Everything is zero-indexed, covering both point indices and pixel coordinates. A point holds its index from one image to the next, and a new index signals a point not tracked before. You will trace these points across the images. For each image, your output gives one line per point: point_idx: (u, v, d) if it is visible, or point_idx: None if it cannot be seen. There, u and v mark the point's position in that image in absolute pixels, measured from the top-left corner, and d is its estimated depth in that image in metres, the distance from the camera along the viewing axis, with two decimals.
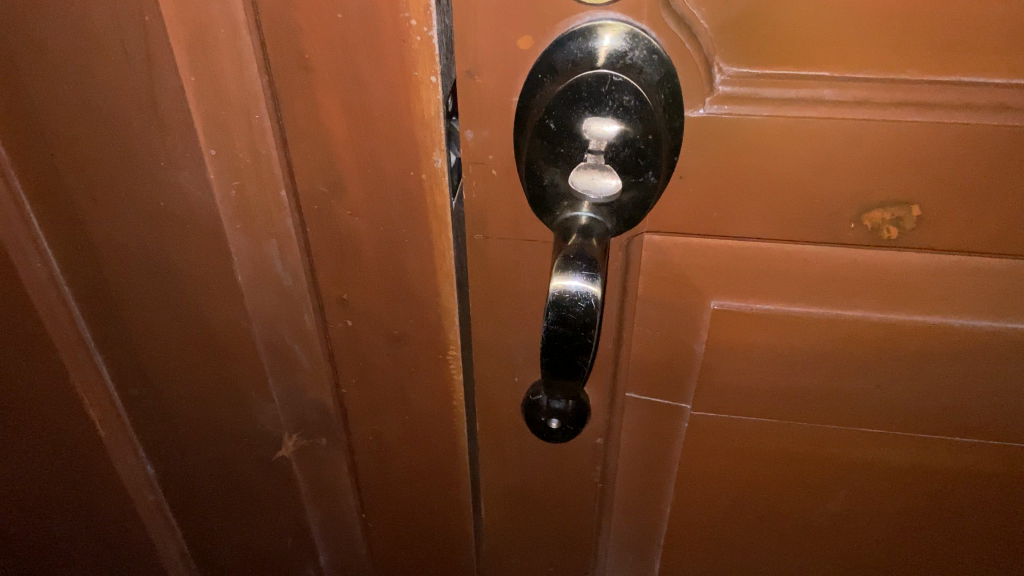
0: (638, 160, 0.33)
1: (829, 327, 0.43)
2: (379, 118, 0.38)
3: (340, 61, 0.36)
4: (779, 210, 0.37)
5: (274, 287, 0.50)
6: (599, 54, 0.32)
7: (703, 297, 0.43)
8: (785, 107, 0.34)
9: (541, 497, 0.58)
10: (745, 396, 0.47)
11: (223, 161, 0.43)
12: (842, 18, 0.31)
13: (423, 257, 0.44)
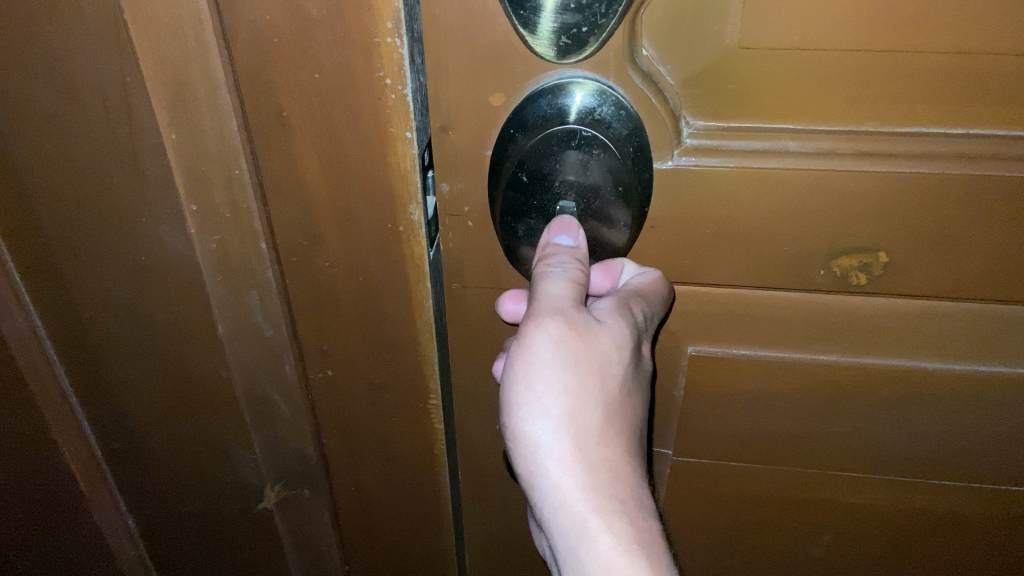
0: (606, 209, 0.35)
1: (804, 372, 0.43)
2: (357, 172, 0.39)
3: (317, 118, 0.37)
4: (750, 257, 0.38)
5: (257, 341, 0.50)
6: (570, 110, 0.33)
7: (681, 343, 0.44)
8: (751, 158, 0.35)
9: None
10: (725, 440, 0.48)
11: (205, 217, 0.43)
12: (804, 73, 0.32)
13: (404, 309, 0.45)
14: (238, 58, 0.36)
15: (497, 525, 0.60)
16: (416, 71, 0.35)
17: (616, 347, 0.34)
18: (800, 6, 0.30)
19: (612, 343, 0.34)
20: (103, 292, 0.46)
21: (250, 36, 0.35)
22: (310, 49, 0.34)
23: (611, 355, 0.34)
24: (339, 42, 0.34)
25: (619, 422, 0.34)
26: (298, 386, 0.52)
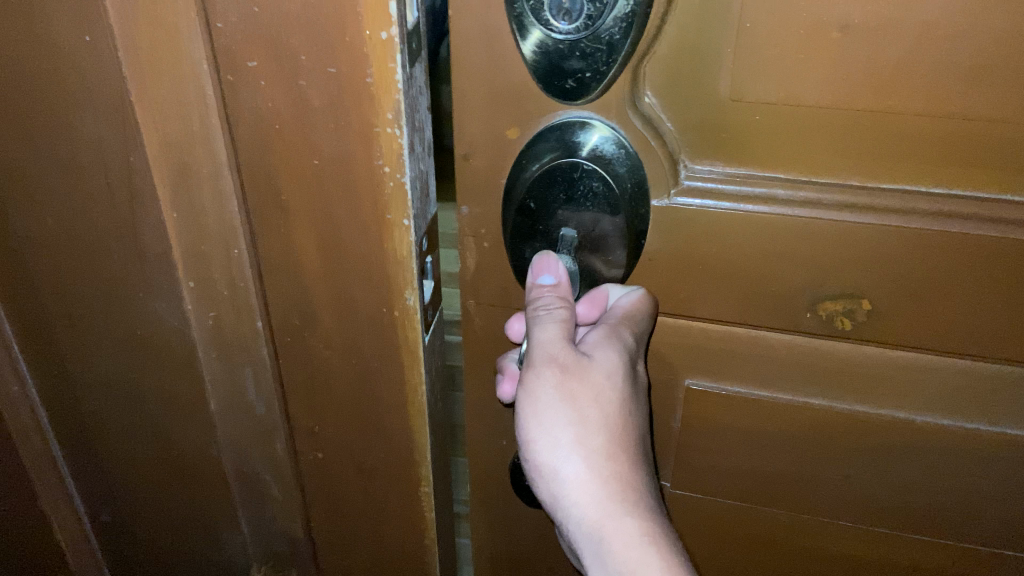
0: (604, 238, 0.38)
1: (802, 414, 0.45)
2: (352, 255, 0.40)
3: (315, 202, 0.38)
4: (742, 296, 0.41)
5: (249, 417, 0.50)
6: (579, 144, 0.36)
7: (679, 374, 0.46)
8: (742, 202, 0.37)
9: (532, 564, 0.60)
10: (723, 478, 0.50)
11: (201, 292, 0.45)
12: (795, 125, 0.35)
13: (397, 393, 0.45)
14: (241, 144, 0.37)
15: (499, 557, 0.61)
16: (416, 154, 0.37)
17: (609, 375, 0.38)
18: (783, 68, 0.33)
19: (604, 372, 0.38)
20: (98, 363, 0.47)
21: (253, 120, 0.36)
22: (308, 134, 0.36)
23: (605, 383, 0.38)
24: (339, 131, 0.35)
25: (621, 440, 0.38)
26: (288, 466, 0.51)
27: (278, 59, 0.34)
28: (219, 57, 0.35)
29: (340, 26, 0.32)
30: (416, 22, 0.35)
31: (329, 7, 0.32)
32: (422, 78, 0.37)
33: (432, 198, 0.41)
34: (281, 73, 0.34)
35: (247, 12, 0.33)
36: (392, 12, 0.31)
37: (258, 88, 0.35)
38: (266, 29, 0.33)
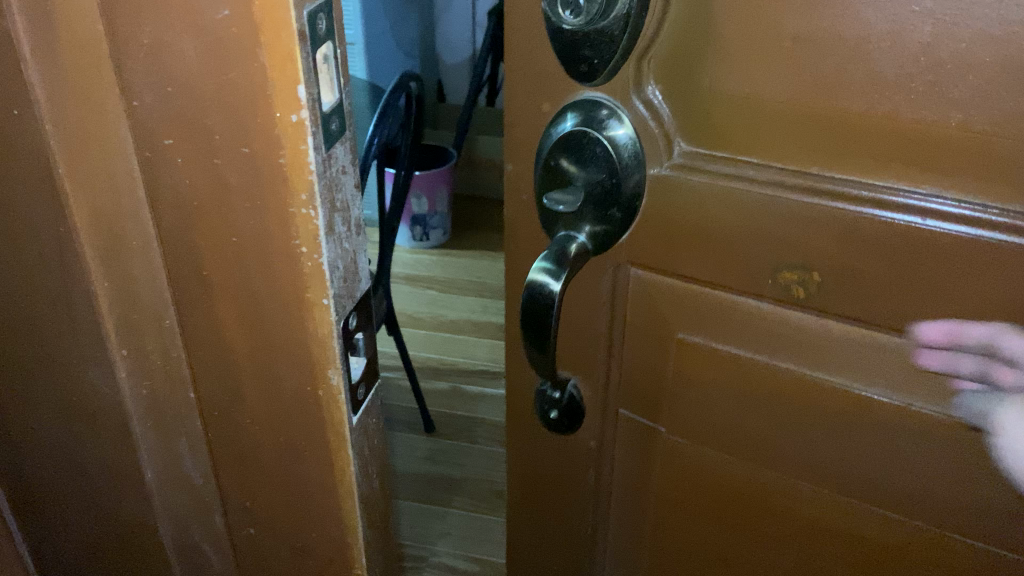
0: (610, 189, 0.51)
1: (762, 375, 0.54)
2: (275, 331, 0.40)
3: (236, 278, 0.39)
4: (715, 262, 0.52)
5: (186, 489, 0.49)
6: (593, 120, 0.49)
7: (677, 328, 0.57)
8: (720, 179, 0.49)
9: (547, 493, 0.72)
10: (703, 425, 0.60)
11: (135, 362, 0.44)
12: (764, 113, 0.46)
13: (325, 471, 0.44)
14: (164, 220, 0.39)
15: (516, 479, 0.73)
16: (337, 234, 0.38)
17: None
18: (750, 69, 0.45)
19: None
20: (47, 416, 0.49)
21: (172, 199, 0.38)
22: (228, 212, 0.37)
23: None
24: (257, 210, 0.36)
25: None
26: (226, 540, 0.50)
27: (195, 139, 0.35)
28: (139, 133, 0.36)
29: (252, 107, 0.34)
30: (336, 104, 0.36)
31: (239, 88, 0.34)
32: (348, 158, 0.38)
33: (365, 275, 0.42)
34: (197, 150, 0.36)
35: (163, 93, 0.35)
36: (301, 96, 0.33)
37: (176, 165, 0.36)
38: (181, 108, 0.35)
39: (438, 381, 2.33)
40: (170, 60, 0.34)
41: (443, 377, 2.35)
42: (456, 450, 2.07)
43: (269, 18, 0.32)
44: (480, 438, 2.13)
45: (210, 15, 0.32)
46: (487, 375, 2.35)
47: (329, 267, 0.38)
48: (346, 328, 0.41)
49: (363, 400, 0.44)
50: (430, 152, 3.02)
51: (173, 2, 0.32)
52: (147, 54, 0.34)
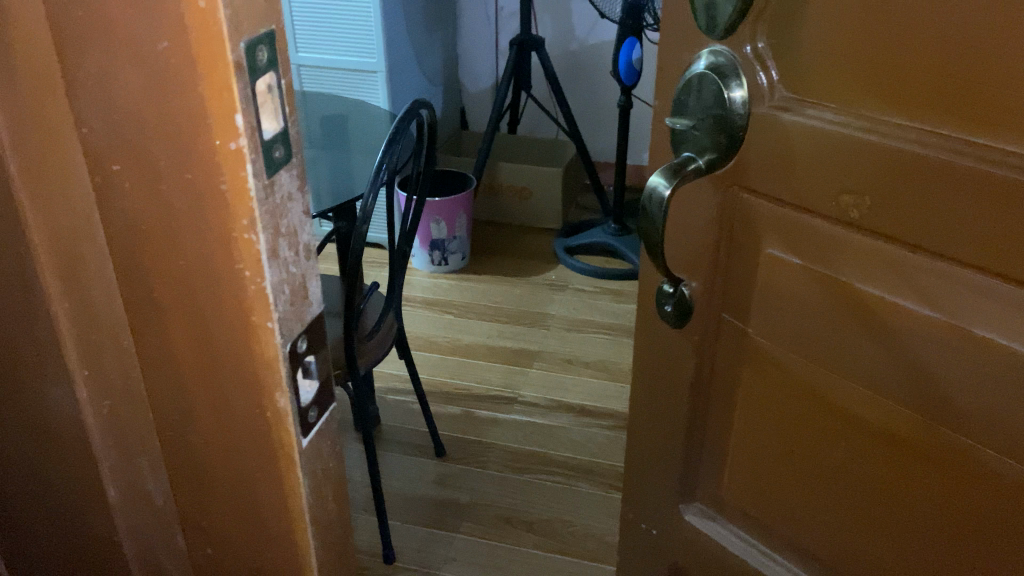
0: (720, 120, 0.67)
1: (823, 284, 0.67)
2: (222, 353, 0.41)
3: (185, 302, 0.40)
4: (793, 185, 0.66)
5: (147, 508, 0.50)
6: (709, 64, 0.66)
7: (767, 244, 0.71)
8: (801, 117, 0.63)
9: (659, 386, 0.88)
10: (778, 330, 0.73)
11: (95, 382, 0.45)
12: (842, 64, 0.59)
13: (277, 493, 0.45)
14: (118, 243, 0.40)
15: (640, 374, 0.91)
16: (282, 258, 0.39)
17: None
18: (832, 31, 0.59)
19: None
20: (19, 434, 0.50)
21: (123, 223, 0.39)
22: (174, 236, 0.38)
23: None
24: (201, 235, 0.38)
25: None
26: (187, 557, 0.51)
27: (142, 165, 0.37)
28: (92, 159, 0.38)
29: (194, 134, 0.35)
30: (280, 131, 0.37)
31: (181, 116, 0.35)
32: (295, 184, 0.39)
33: (316, 298, 0.43)
34: (143, 176, 0.37)
35: (111, 120, 0.36)
36: (238, 124, 0.34)
37: (125, 190, 0.38)
38: (129, 135, 0.36)
39: (450, 405, 2.33)
40: (115, 90, 0.35)
41: (457, 402, 2.34)
42: (466, 475, 2.07)
43: (206, 50, 0.33)
44: (491, 464, 2.11)
45: (151, 46, 0.33)
46: (500, 400, 2.35)
47: (273, 290, 0.39)
48: (295, 351, 0.42)
49: (315, 422, 0.45)
50: (449, 177, 3.04)
51: (116, 34, 0.34)
52: (94, 85, 0.35)
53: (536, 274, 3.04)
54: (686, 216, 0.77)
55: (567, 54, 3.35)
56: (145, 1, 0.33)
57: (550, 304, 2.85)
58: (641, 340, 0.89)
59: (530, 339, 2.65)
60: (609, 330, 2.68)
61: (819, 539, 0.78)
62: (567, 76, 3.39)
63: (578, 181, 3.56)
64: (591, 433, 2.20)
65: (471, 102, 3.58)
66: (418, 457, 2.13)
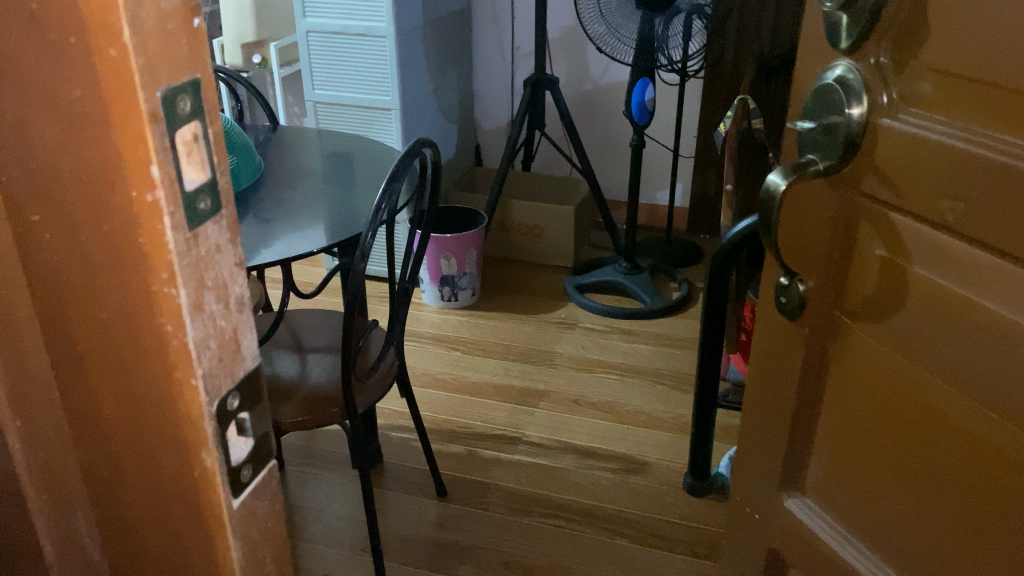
0: (839, 128, 0.68)
1: (920, 287, 0.65)
2: (148, 410, 0.39)
3: (111, 356, 0.38)
4: (899, 186, 0.65)
5: (82, 564, 0.47)
6: (836, 74, 0.68)
7: (872, 245, 0.69)
8: (908, 126, 0.63)
9: (765, 382, 0.87)
10: (875, 335, 0.71)
11: (27, 438, 0.43)
12: (950, 82, 0.60)
13: (207, 556, 0.42)
14: (42, 294, 0.38)
15: (750, 368, 0.89)
16: (208, 312, 0.37)
17: None
18: (943, 48, 0.59)
19: None
20: None
21: (44, 273, 0.38)
22: (95, 289, 0.37)
23: None
24: (122, 289, 0.36)
25: None
26: None
27: (62, 216, 0.35)
28: (12, 210, 0.37)
29: (108, 186, 0.34)
30: (207, 181, 0.36)
31: (96, 166, 0.33)
32: (225, 235, 0.38)
33: (252, 350, 0.41)
34: (63, 227, 0.36)
35: (30, 168, 0.35)
36: (154, 175, 0.33)
37: (45, 241, 0.37)
38: (48, 185, 0.35)
39: (453, 444, 2.29)
40: (34, 140, 0.34)
41: (461, 441, 2.31)
42: (466, 516, 2.02)
43: (119, 100, 0.32)
44: (491, 506, 2.07)
45: (65, 95, 0.32)
46: (504, 440, 2.31)
47: (197, 346, 0.37)
48: (225, 408, 0.40)
49: (248, 482, 0.43)
50: (459, 214, 3.03)
51: (34, 84, 0.33)
52: (14, 133, 0.34)
53: (546, 312, 3.02)
54: (803, 214, 0.76)
55: (581, 93, 3.36)
56: (59, 51, 0.32)
57: (560, 342, 2.82)
58: (755, 337, 0.87)
59: (537, 377, 2.61)
60: (617, 370, 2.64)
61: (904, 552, 0.74)
62: (581, 115, 3.40)
63: (591, 219, 3.55)
64: (594, 477, 2.15)
65: (486, 140, 3.60)
66: (419, 496, 2.09)
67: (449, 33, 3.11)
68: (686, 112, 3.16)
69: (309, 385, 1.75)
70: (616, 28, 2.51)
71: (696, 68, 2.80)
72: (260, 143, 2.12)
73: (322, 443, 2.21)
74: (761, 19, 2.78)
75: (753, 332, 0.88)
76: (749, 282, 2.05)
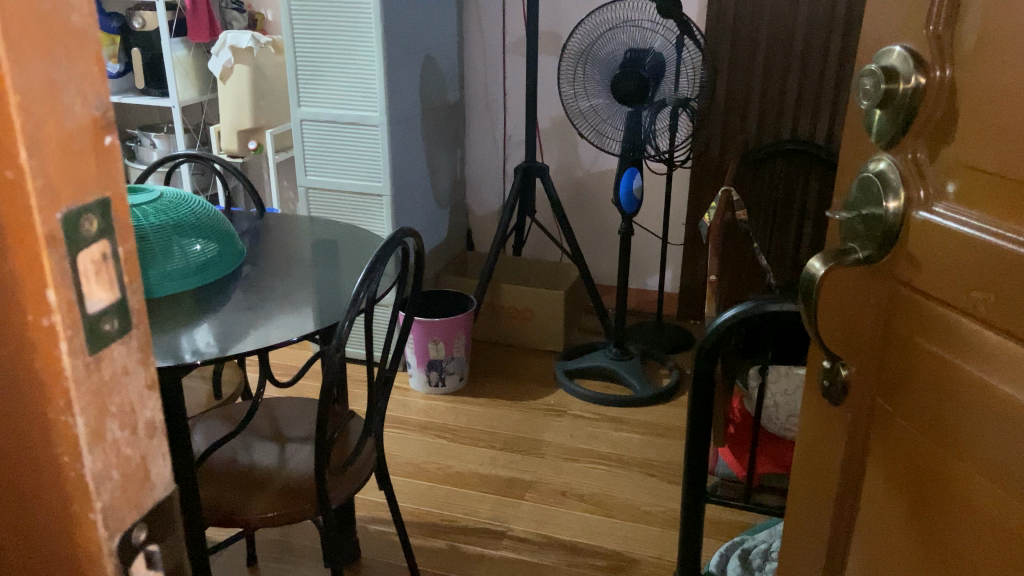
0: (873, 220, 0.67)
1: (949, 378, 0.61)
2: (43, 547, 0.36)
3: (4, 490, 0.35)
4: (933, 275, 0.62)
5: None
6: (874, 166, 0.67)
7: (907, 332, 0.66)
8: (941, 219, 0.61)
9: (812, 470, 0.82)
10: (907, 425, 0.66)
11: None
12: (981, 177, 0.58)
13: None
14: None
15: (800, 454, 0.85)
16: (110, 441, 0.35)
17: None
18: (974, 142, 0.58)
19: None
20: None
21: None
22: None
23: None
24: (14, 417, 0.34)
25: None
26: None
27: None
28: None
29: (3, 311, 0.32)
30: (116, 303, 0.34)
31: None
32: (134, 357, 0.36)
33: (163, 475, 0.39)
34: None
35: None
36: (50, 299, 0.31)
37: None
38: None
39: (436, 538, 2.21)
40: None
41: (444, 535, 2.23)
42: None
43: (15, 223, 0.30)
44: None
45: None
46: (488, 535, 2.23)
47: (97, 477, 0.35)
48: (130, 541, 0.37)
49: None
50: (447, 298, 3.02)
51: None
52: None
53: (535, 399, 2.97)
54: None
55: (572, 180, 3.40)
56: None
57: (548, 431, 2.76)
58: (805, 422, 0.83)
59: (524, 467, 2.54)
60: (607, 461, 2.57)
61: None
62: (572, 201, 3.44)
63: (582, 304, 3.54)
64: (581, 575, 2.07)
65: (478, 224, 3.63)
66: None
67: (442, 121, 3.17)
68: (675, 200, 3.19)
69: (284, 476, 1.70)
70: (605, 119, 2.55)
71: (683, 157, 2.84)
72: (246, 231, 2.12)
73: (300, 537, 2.12)
74: (746, 110, 2.83)
75: (802, 417, 0.84)
76: (736, 372, 2.01)
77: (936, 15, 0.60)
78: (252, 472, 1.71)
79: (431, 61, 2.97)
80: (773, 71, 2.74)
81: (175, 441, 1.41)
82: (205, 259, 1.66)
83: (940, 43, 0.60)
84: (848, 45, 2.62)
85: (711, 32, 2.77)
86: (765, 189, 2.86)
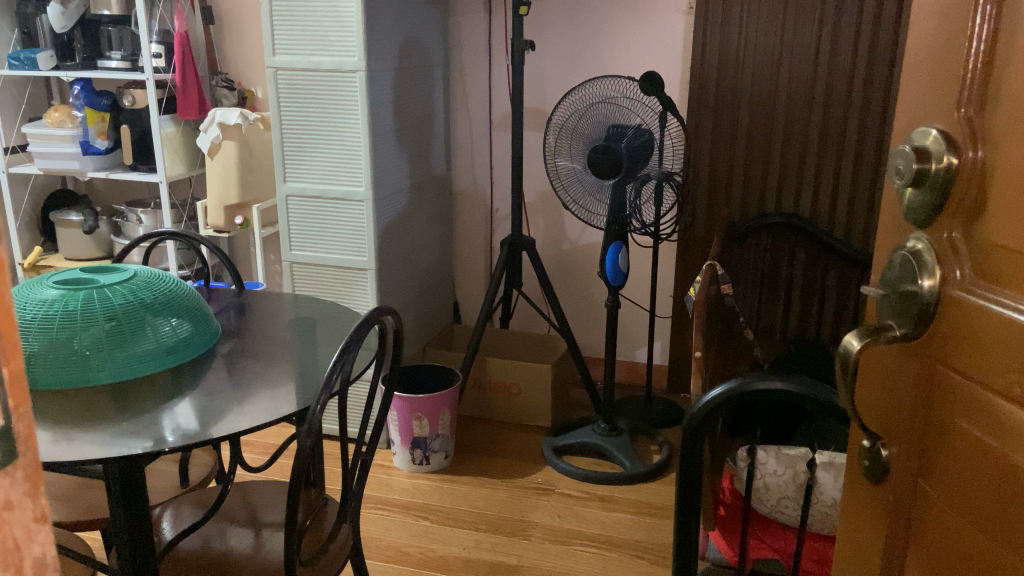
0: (909, 296, 0.65)
1: (994, 464, 0.59)
2: None
3: None
4: (970, 356, 0.60)
5: None
6: (910, 245, 0.66)
7: (947, 414, 0.64)
8: (978, 298, 0.59)
9: (855, 556, 0.78)
10: (952, 512, 0.63)
11: None
12: (1016, 259, 0.56)
13: None
14: None
15: (842, 539, 0.80)
16: None
17: None
18: (1009, 223, 0.57)
19: None
20: None
21: None
22: None
23: None
24: None
25: None
26: None
27: None
28: None
29: None
30: None
31: None
32: (18, 489, 0.34)
33: None
34: None
35: None
36: None
37: None
38: None
39: None
40: None
41: None
42: None
43: None
44: None
45: None
46: None
47: None
48: None
49: None
50: (431, 373, 2.97)
51: None
52: None
53: (523, 476, 2.89)
54: (887, 374, 0.71)
55: (558, 254, 3.40)
56: None
57: (536, 510, 2.67)
58: (846, 505, 0.79)
59: (511, 550, 2.45)
60: (596, 542, 2.49)
61: None
62: (558, 275, 3.43)
63: (569, 378, 3.49)
64: None
65: (465, 297, 3.61)
66: None
67: (428, 197, 3.18)
68: (661, 273, 3.18)
69: (258, 563, 1.62)
70: (590, 194, 2.53)
71: (669, 231, 2.83)
72: (226, 308, 2.09)
73: None
74: (730, 186, 2.85)
75: (843, 500, 0.80)
76: (722, 450, 1.96)
77: (966, 98, 0.60)
78: (224, 559, 1.63)
79: (418, 137, 3.01)
80: (755, 149, 2.77)
81: (138, 529, 1.35)
82: (177, 339, 1.61)
83: (971, 125, 0.60)
84: (828, 124, 2.66)
85: (694, 109, 2.81)
86: (750, 263, 2.86)
